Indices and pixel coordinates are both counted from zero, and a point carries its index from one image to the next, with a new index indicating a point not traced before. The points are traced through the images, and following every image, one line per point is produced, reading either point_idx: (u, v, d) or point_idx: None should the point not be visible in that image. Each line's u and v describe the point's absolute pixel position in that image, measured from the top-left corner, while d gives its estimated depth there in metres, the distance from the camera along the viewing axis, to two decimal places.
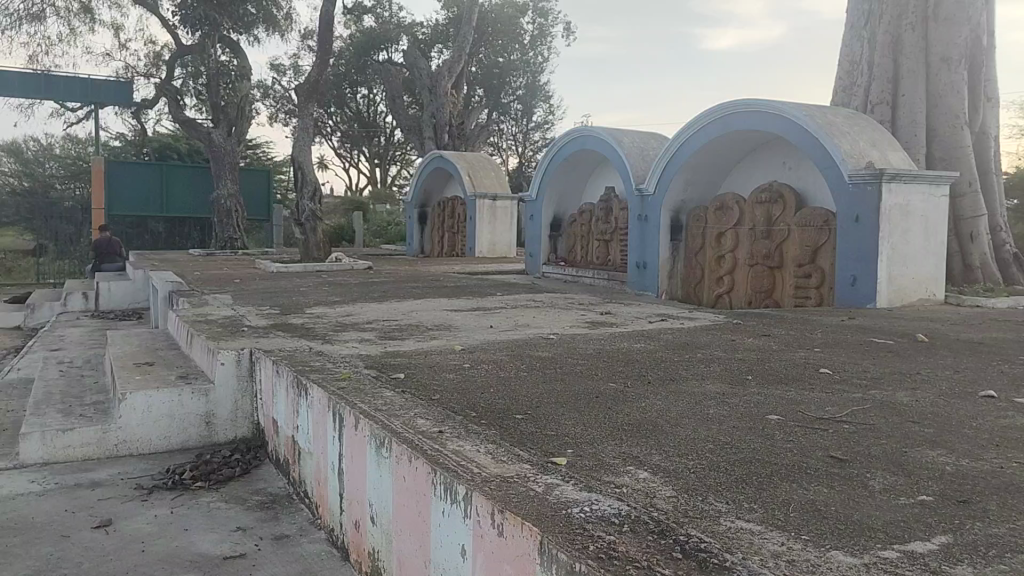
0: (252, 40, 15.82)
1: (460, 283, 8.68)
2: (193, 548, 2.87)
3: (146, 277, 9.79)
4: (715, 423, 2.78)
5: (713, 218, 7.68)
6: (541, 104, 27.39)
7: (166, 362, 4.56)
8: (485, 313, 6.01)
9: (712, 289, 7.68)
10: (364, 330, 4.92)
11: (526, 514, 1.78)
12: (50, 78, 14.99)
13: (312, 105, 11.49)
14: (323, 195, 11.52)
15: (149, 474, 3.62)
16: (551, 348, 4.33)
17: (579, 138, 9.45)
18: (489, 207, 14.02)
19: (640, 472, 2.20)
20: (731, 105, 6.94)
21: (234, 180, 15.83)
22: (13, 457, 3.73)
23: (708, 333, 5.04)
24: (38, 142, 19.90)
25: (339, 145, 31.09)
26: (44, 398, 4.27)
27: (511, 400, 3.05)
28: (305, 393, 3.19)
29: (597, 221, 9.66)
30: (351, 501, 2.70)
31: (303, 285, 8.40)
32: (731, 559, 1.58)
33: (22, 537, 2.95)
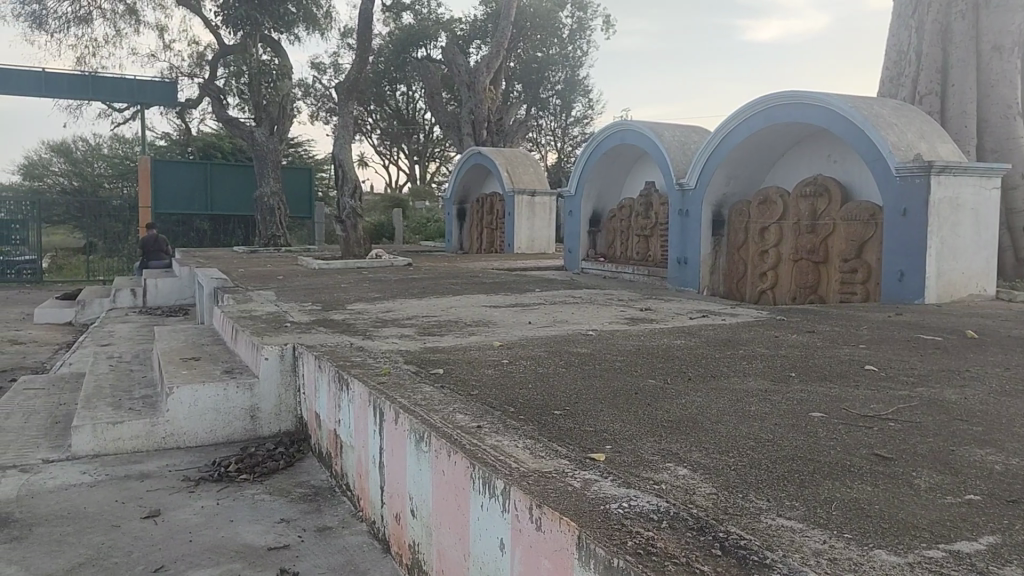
0: (292, 38, 15.99)
1: (499, 279, 8.70)
2: (238, 539, 2.93)
3: (191, 273, 9.99)
4: (756, 420, 2.75)
5: (756, 212, 7.58)
6: (580, 99, 27.27)
7: (211, 356, 4.67)
8: (525, 309, 6.01)
9: (754, 284, 7.59)
10: (404, 326, 4.96)
11: (565, 510, 1.78)
12: (97, 79, 15.35)
13: (351, 102, 11.60)
14: (363, 192, 11.65)
15: (196, 467, 3.71)
16: (590, 344, 4.32)
17: (618, 132, 9.38)
18: (527, 203, 14.03)
19: (679, 469, 2.19)
20: (773, 97, 6.85)
21: (276, 178, 16.09)
22: (66, 448, 3.85)
23: (750, 329, 4.99)
24: (88, 143, 20.48)
25: (379, 142, 31.35)
26: (95, 392, 4.39)
27: (550, 396, 3.06)
28: (347, 388, 3.23)
29: (637, 217, 9.60)
30: (392, 494, 2.73)
31: (345, 282, 8.50)
32: (771, 556, 1.57)
33: (74, 526, 3.04)
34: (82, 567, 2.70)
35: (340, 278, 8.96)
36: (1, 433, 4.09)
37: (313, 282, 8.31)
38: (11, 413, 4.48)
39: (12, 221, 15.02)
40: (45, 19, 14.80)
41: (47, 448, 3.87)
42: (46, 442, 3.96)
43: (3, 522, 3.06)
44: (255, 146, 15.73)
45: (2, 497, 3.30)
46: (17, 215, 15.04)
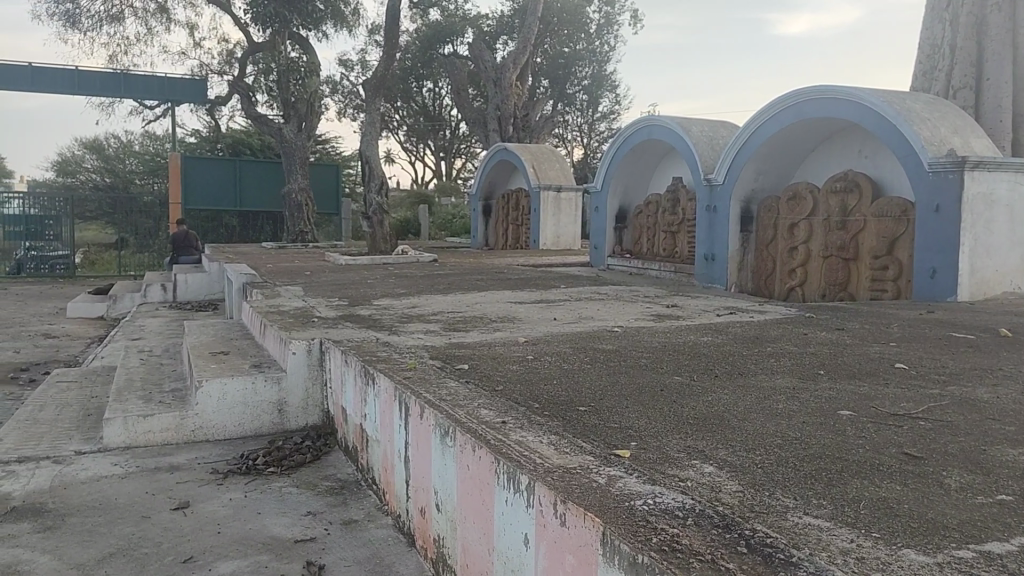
0: (320, 35, 16.04)
1: (525, 275, 8.70)
2: (266, 531, 2.96)
3: (220, 268, 10.12)
4: (783, 418, 2.72)
5: (785, 208, 7.50)
6: (607, 94, 27.19)
7: (240, 350, 4.72)
8: (550, 305, 6.01)
9: (783, 281, 7.51)
10: (429, 322, 4.98)
11: (589, 505, 1.78)
12: (129, 77, 15.57)
13: (378, 99, 11.66)
14: (389, 189, 11.70)
15: (224, 460, 3.75)
16: (616, 340, 4.32)
17: (646, 128, 9.32)
18: (553, 199, 14.01)
19: (705, 466, 2.17)
20: (802, 91, 6.78)
21: (305, 174, 16.28)
22: (98, 440, 3.92)
23: (778, 326, 4.95)
24: (119, 140, 20.79)
25: (405, 138, 31.49)
26: (126, 385, 4.47)
27: (575, 392, 3.05)
28: (373, 383, 3.25)
29: (663, 212, 9.55)
30: (417, 489, 2.75)
31: (371, 277, 8.54)
32: (799, 555, 1.55)
33: (106, 517, 3.09)
34: (113, 557, 2.74)
35: (367, 274, 9.01)
36: (35, 425, 4.16)
37: (340, 278, 8.37)
38: (45, 405, 4.56)
39: (45, 216, 15.24)
40: (78, 18, 15.04)
41: (80, 440, 3.94)
42: (79, 434, 4.03)
43: (37, 512, 3.12)
44: (284, 143, 15.97)
45: (37, 487, 3.36)
46: (50, 210, 15.28)
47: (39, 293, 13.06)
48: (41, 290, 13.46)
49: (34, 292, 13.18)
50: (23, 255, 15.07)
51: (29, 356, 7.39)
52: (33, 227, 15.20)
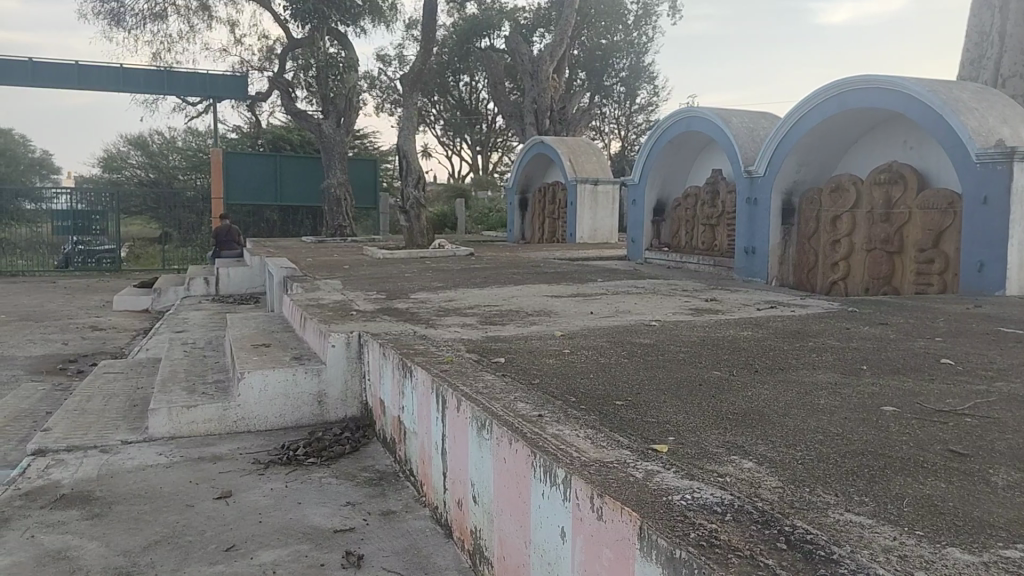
0: (358, 31, 16.12)
1: (561, 269, 8.68)
2: (307, 521, 3.01)
3: (261, 262, 10.26)
4: (825, 413, 2.68)
5: (828, 200, 7.37)
6: (645, 86, 26.99)
7: (281, 343, 4.79)
8: (587, 299, 5.99)
9: (825, 275, 7.39)
10: (467, 315, 5.01)
11: (626, 499, 1.77)
12: (172, 74, 15.87)
13: (416, 93, 11.70)
14: (426, 183, 11.74)
15: (265, 450, 3.81)
16: (653, 335, 4.29)
17: (685, 119, 9.23)
18: (590, 192, 13.96)
19: (744, 462, 2.15)
20: (844, 82, 6.68)
21: (344, 169, 16.54)
22: (143, 430, 4.00)
23: (820, 320, 4.87)
24: (163, 136, 21.18)
25: (442, 133, 31.62)
26: (171, 377, 4.56)
27: (612, 386, 3.04)
28: (411, 375, 3.27)
29: (702, 205, 9.46)
30: (454, 481, 2.76)
31: (409, 271, 8.60)
32: (839, 552, 1.53)
33: (151, 505, 3.17)
34: (158, 544, 2.81)
35: (405, 268, 9.07)
36: (84, 414, 4.28)
37: (379, 272, 8.44)
38: (93, 396, 4.68)
39: (92, 211, 15.57)
40: (123, 17, 15.35)
41: (126, 430, 4.02)
42: (125, 424, 4.13)
43: (85, 499, 3.20)
44: (322, 137, 16.22)
45: (84, 475, 3.45)
46: (97, 206, 15.59)
47: (86, 286, 13.38)
48: (88, 284, 13.79)
49: (81, 285, 13.50)
50: (71, 249, 15.49)
51: (78, 348, 7.58)
52: (80, 222, 15.57)
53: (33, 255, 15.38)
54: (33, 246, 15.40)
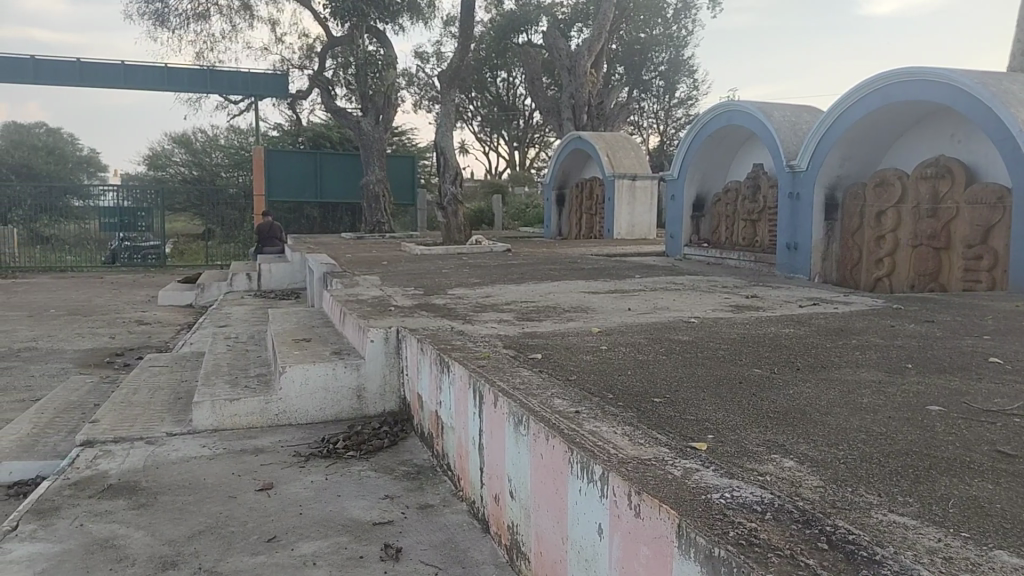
0: (397, 29, 16.19)
1: (598, 265, 8.66)
2: (346, 513, 3.04)
3: (302, 258, 10.39)
4: (868, 413, 2.64)
5: (872, 195, 7.22)
6: (684, 79, 26.73)
7: (321, 337, 4.85)
8: (625, 295, 5.96)
9: (870, 272, 7.26)
10: (504, 311, 5.02)
11: (664, 496, 1.76)
12: (215, 73, 16.13)
13: (453, 90, 11.72)
14: (464, 179, 11.76)
15: (306, 443, 3.86)
16: (692, 332, 4.25)
17: (726, 113, 9.12)
18: (628, 187, 13.87)
19: (785, 461, 2.12)
20: (890, 75, 6.54)
21: (382, 166, 16.70)
22: (187, 422, 4.08)
23: (864, 318, 4.79)
24: (206, 134, 21.54)
25: (480, 129, 31.70)
26: (214, 370, 4.64)
27: (650, 384, 3.02)
28: (448, 371, 3.29)
29: (743, 201, 9.34)
30: (491, 476, 2.77)
31: (446, 267, 8.63)
32: (881, 553, 1.50)
33: (196, 496, 3.23)
34: (202, 534, 2.86)
35: (442, 264, 9.11)
36: (130, 407, 4.37)
37: (417, 268, 8.49)
38: (139, 389, 4.78)
39: (138, 208, 15.89)
40: (167, 16, 15.62)
41: (171, 422, 4.11)
42: (170, 416, 4.21)
43: (131, 489, 3.28)
44: (362, 135, 16.39)
45: (131, 466, 3.54)
46: (142, 203, 15.95)
47: (132, 282, 13.66)
48: (135, 279, 14.10)
49: (127, 281, 13.81)
50: (118, 245, 15.87)
51: (125, 342, 7.75)
52: (127, 219, 15.94)
53: (82, 251, 15.69)
54: (81, 242, 15.68)
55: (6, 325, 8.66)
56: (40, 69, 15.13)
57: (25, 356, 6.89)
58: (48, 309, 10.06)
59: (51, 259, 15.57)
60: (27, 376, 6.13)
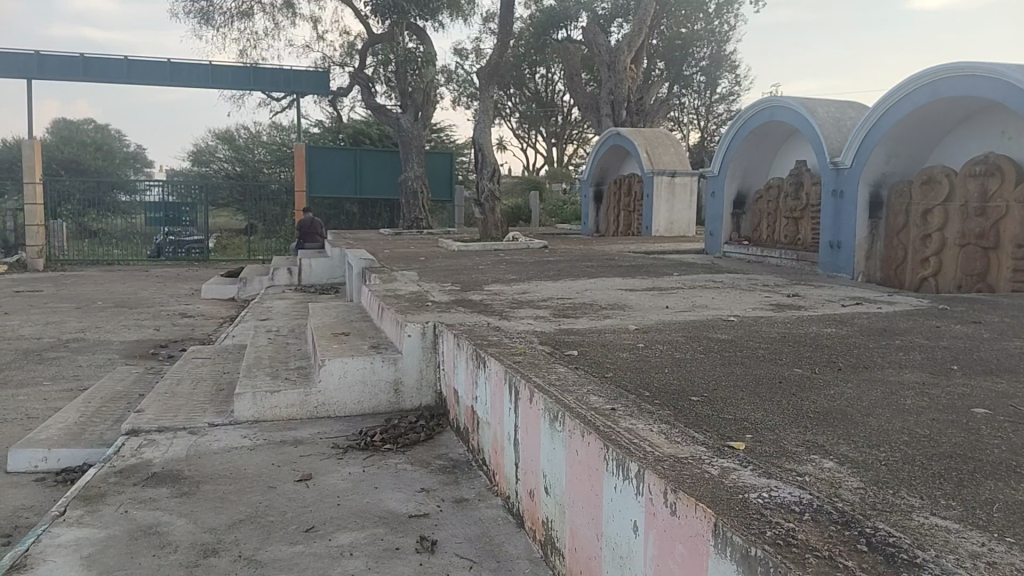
0: (437, 26, 16.24)
1: (636, 263, 8.59)
2: (383, 505, 3.08)
3: (341, 252, 10.47)
4: (913, 414, 2.59)
5: (919, 192, 7.06)
6: (726, 75, 26.43)
7: (359, 332, 4.90)
8: (662, 293, 5.92)
9: (915, 271, 7.11)
10: (539, 307, 5.02)
11: (700, 495, 1.75)
12: (258, 70, 16.40)
13: (492, 85, 11.73)
14: (502, 175, 11.74)
15: (344, 436, 3.91)
16: (731, 330, 4.21)
17: (769, 109, 9.00)
18: (667, 184, 13.75)
19: (825, 461, 2.09)
20: (938, 70, 6.39)
21: (421, 162, 16.77)
22: (228, 413, 4.16)
23: (907, 317, 4.71)
24: (249, 130, 21.86)
25: (517, 125, 31.70)
26: (255, 362, 4.72)
27: (688, 382, 3.00)
28: (485, 366, 3.30)
29: (785, 198, 9.22)
30: (527, 472, 2.76)
31: (483, 263, 8.64)
32: (924, 556, 1.48)
33: (236, 485, 3.29)
34: (242, 523, 2.92)
35: (480, 260, 9.13)
36: (173, 397, 4.46)
37: (454, 264, 8.51)
38: (182, 379, 4.88)
39: (182, 204, 16.17)
40: (212, 15, 15.90)
41: (213, 413, 4.18)
42: (212, 407, 4.29)
43: (175, 478, 3.36)
44: (401, 132, 16.46)
45: (174, 455, 3.61)
46: (186, 199, 16.26)
47: (176, 275, 13.94)
48: (178, 272, 14.39)
49: (171, 274, 14.09)
50: (163, 239, 16.24)
51: (168, 334, 7.91)
52: (172, 214, 16.26)
53: (128, 245, 16.16)
54: (128, 237, 16.14)
55: (56, 317, 8.90)
56: (90, 67, 15.46)
57: (73, 347, 7.07)
58: (95, 301, 10.31)
59: (99, 252, 16.07)
60: (74, 366, 6.29)
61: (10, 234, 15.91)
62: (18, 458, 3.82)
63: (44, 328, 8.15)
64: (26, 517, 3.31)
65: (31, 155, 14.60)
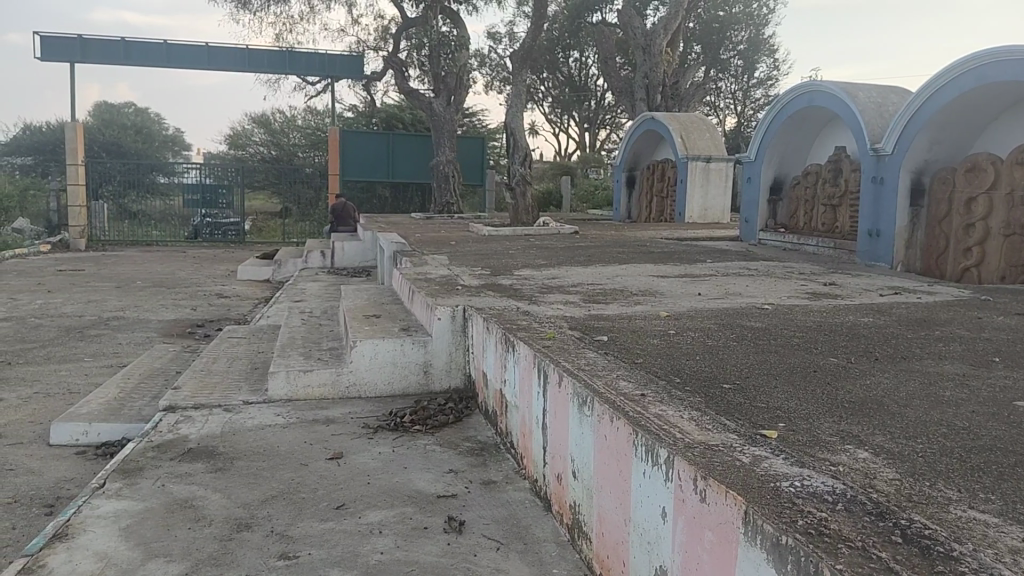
0: (470, 8, 16.15)
1: (669, 249, 8.54)
2: (412, 485, 3.12)
3: (374, 236, 10.48)
4: (951, 406, 2.55)
5: (962, 180, 6.90)
6: (765, 59, 26.07)
7: (390, 314, 4.95)
8: (694, 280, 5.87)
9: (957, 261, 6.95)
10: (569, 293, 5.02)
11: (731, 483, 1.75)
12: (294, 54, 16.49)
13: (525, 69, 11.68)
14: (533, 160, 11.68)
15: (375, 416, 3.96)
16: (766, 318, 4.18)
17: (808, 93, 8.87)
18: (702, 169, 13.61)
19: (860, 452, 2.08)
20: (984, 54, 6.24)
21: (452, 146, 16.77)
22: (263, 391, 4.24)
23: (949, 308, 4.62)
24: (283, 113, 22.03)
25: (550, 110, 31.62)
26: (289, 342, 4.80)
27: (720, 369, 2.99)
28: (514, 350, 3.31)
29: (824, 184, 9.08)
30: (555, 456, 2.78)
31: (514, 248, 8.63)
32: (961, 549, 1.46)
33: (270, 462, 3.35)
34: (275, 499, 2.98)
35: (510, 245, 9.13)
36: (210, 375, 4.55)
37: (484, 248, 8.51)
38: (219, 358, 4.98)
39: (219, 185, 16.33)
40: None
41: (248, 391, 4.26)
42: (247, 386, 4.37)
43: (210, 453, 3.43)
44: (433, 116, 16.46)
45: (209, 432, 3.69)
46: (222, 181, 16.35)
47: (213, 257, 14.15)
48: (215, 254, 14.59)
49: (209, 255, 14.29)
50: (200, 221, 16.41)
51: (205, 313, 8.06)
52: (208, 197, 16.42)
53: (167, 227, 16.55)
54: (167, 218, 16.53)
55: (97, 296, 9.08)
56: (131, 51, 15.69)
57: (114, 325, 7.22)
58: (135, 280, 10.53)
59: (139, 233, 16.44)
60: (114, 344, 6.43)
61: (53, 214, 16.41)
62: (60, 431, 3.93)
63: (86, 305, 8.37)
64: (68, 488, 3.41)
65: (74, 138, 14.92)
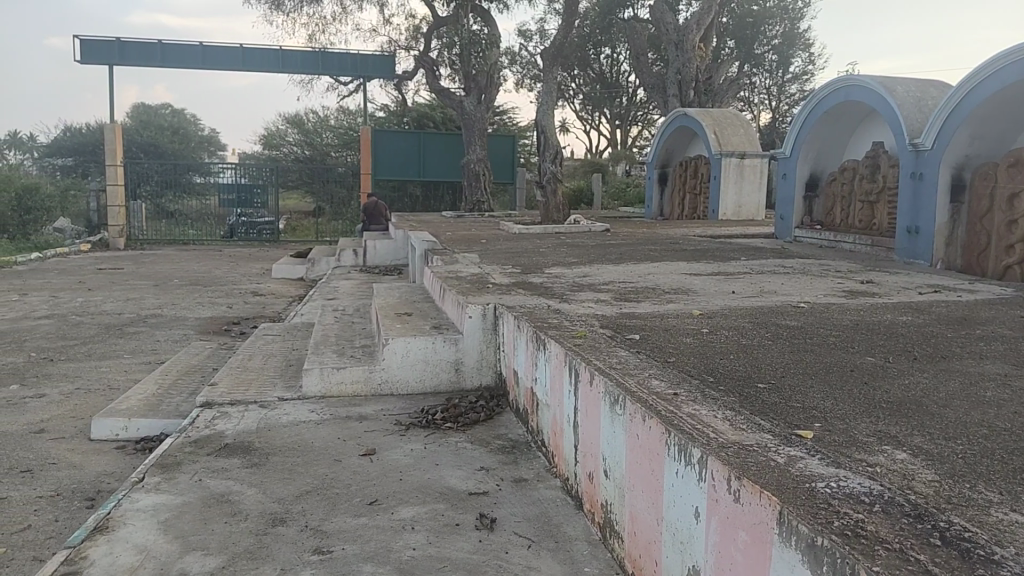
0: (501, 6, 16.18)
1: (701, 246, 8.48)
2: (443, 482, 3.14)
3: (406, 234, 10.54)
4: (992, 407, 2.50)
5: (1004, 175, 6.71)
6: (800, 54, 25.75)
7: (422, 312, 4.97)
8: (727, 278, 5.81)
9: (998, 259, 6.70)
10: (601, 291, 5.00)
11: (766, 483, 1.73)
12: (327, 55, 16.65)
13: (556, 66, 11.66)
14: (563, 158, 11.66)
15: (406, 413, 3.98)
16: (801, 317, 4.12)
17: (844, 88, 8.75)
18: (735, 166, 13.49)
19: (897, 453, 2.05)
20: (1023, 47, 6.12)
21: (483, 145, 16.82)
22: (297, 388, 4.29)
23: (991, 307, 4.52)
24: (316, 114, 22.25)
25: (581, 107, 31.55)
26: (322, 340, 4.84)
27: (754, 368, 2.96)
28: (545, 348, 3.30)
29: (860, 181, 8.94)
30: (587, 455, 2.77)
31: (545, 246, 8.63)
32: (1000, 553, 1.44)
33: (304, 458, 3.39)
34: (309, 494, 3.01)
35: (541, 243, 9.13)
36: (245, 372, 4.62)
37: (515, 246, 8.51)
38: (254, 355, 5.05)
39: (253, 185, 16.49)
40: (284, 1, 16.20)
41: (282, 388, 4.31)
42: (281, 383, 4.42)
43: (245, 449, 3.48)
44: (464, 114, 16.54)
45: (245, 427, 3.74)
46: (257, 180, 16.49)
47: (248, 255, 14.34)
48: (249, 252, 14.79)
49: (244, 254, 14.50)
50: (235, 220, 16.65)
51: (240, 311, 8.17)
52: (243, 196, 16.62)
53: (203, 225, 16.74)
54: (203, 217, 16.71)
55: (135, 294, 9.25)
56: (168, 53, 15.94)
57: (153, 322, 7.35)
58: (173, 279, 10.70)
59: (176, 232, 16.71)
60: (153, 341, 6.55)
61: (94, 214, 16.80)
62: (101, 426, 4.02)
63: (125, 303, 8.54)
64: (108, 482, 3.48)
65: (113, 139, 15.22)
